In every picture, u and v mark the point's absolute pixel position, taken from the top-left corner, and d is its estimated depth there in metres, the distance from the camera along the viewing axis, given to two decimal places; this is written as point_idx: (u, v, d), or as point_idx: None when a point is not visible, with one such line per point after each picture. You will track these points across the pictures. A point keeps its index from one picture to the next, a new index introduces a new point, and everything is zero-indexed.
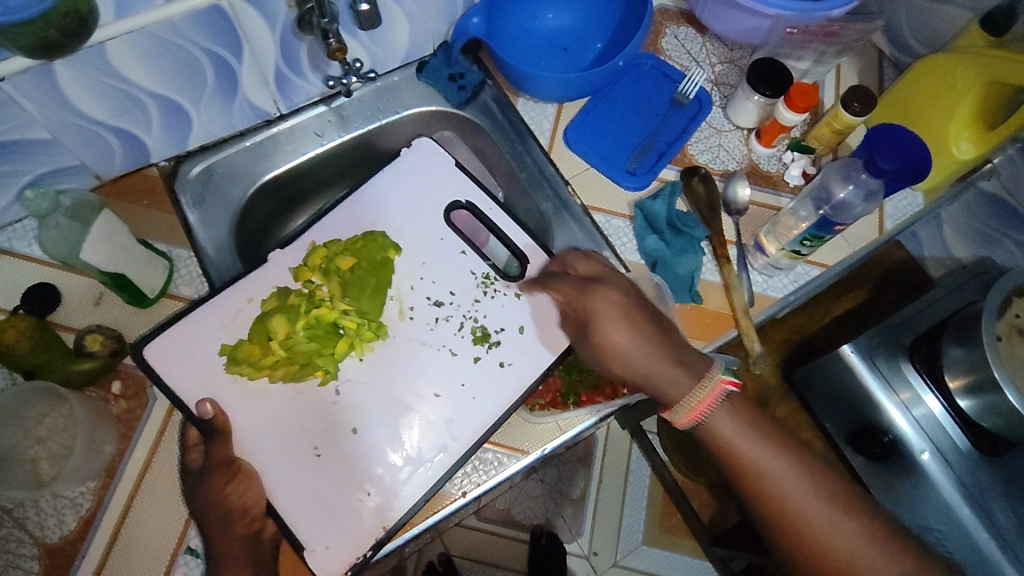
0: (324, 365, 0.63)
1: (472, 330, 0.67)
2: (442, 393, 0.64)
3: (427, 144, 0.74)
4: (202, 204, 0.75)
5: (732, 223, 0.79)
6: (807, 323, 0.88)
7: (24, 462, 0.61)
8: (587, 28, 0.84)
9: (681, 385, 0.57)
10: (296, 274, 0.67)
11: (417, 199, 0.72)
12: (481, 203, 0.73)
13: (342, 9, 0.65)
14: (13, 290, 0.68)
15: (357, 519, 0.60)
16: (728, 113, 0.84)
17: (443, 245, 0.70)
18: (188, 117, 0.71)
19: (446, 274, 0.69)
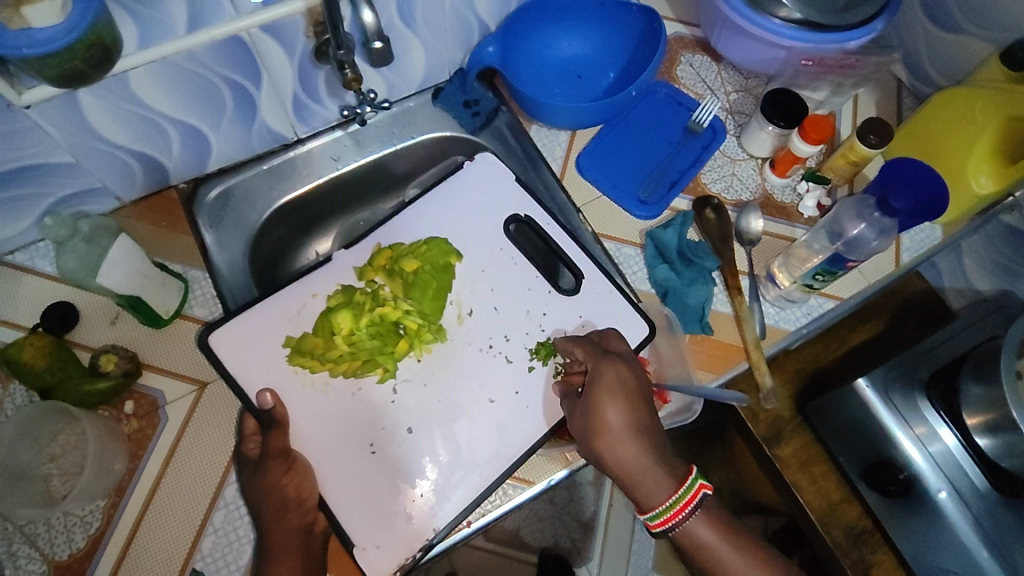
0: (384, 363, 0.65)
1: (528, 341, 0.68)
2: (496, 400, 0.66)
3: (489, 159, 0.75)
4: (218, 226, 0.77)
5: (744, 253, 0.78)
6: (821, 354, 0.82)
7: (36, 479, 0.62)
8: (601, 56, 0.85)
9: (659, 490, 0.57)
10: (361, 274, 0.69)
11: (474, 208, 0.73)
12: (539, 218, 0.73)
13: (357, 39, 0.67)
14: (33, 308, 0.70)
15: (407, 521, 0.62)
16: (742, 142, 0.84)
17: (501, 255, 0.71)
18: (207, 141, 0.73)
19: (506, 284, 0.70)
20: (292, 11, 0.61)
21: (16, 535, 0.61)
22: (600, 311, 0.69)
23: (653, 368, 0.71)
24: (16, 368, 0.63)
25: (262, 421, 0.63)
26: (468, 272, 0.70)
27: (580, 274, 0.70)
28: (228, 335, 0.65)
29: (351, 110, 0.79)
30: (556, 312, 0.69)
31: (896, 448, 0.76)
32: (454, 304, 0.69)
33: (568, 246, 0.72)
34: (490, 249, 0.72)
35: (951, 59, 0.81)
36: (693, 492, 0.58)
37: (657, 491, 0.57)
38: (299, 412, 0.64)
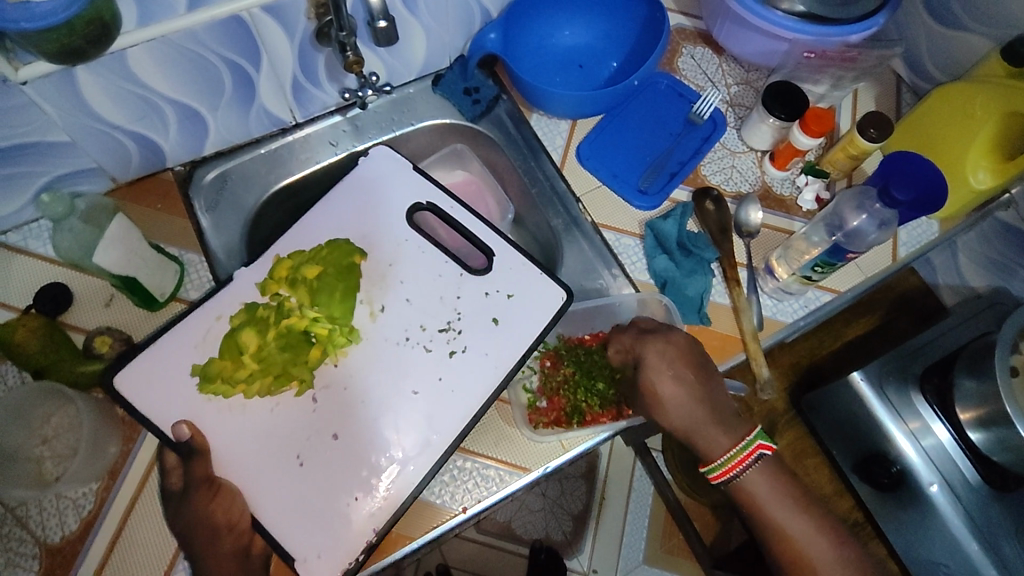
0: (299, 374, 0.62)
1: (446, 328, 0.64)
2: (420, 390, 0.62)
3: (384, 152, 0.71)
4: (215, 209, 0.76)
5: (743, 245, 0.78)
6: (817, 348, 0.87)
7: (28, 461, 0.61)
8: (603, 46, 0.85)
9: (719, 441, 0.63)
10: (262, 289, 0.65)
11: (379, 205, 0.69)
12: (444, 203, 0.70)
13: (360, 21, 0.67)
14: (27, 288, 0.69)
15: (346, 523, 0.59)
16: (743, 134, 0.84)
17: (407, 246, 0.67)
18: (203, 122, 0.72)
19: (416, 274, 0.66)
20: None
21: (8, 517, 0.61)
22: (522, 283, 0.66)
23: None
24: (9, 350, 0.62)
25: (181, 453, 0.60)
26: (392, 270, 0.66)
27: (490, 253, 0.67)
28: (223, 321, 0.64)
29: (351, 93, 0.78)
30: (472, 298, 0.66)
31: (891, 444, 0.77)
32: (363, 302, 0.64)
33: (480, 230, 0.69)
34: (395, 241, 0.67)
35: (949, 54, 0.82)
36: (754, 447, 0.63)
37: (719, 442, 0.63)
38: (225, 428, 0.61)
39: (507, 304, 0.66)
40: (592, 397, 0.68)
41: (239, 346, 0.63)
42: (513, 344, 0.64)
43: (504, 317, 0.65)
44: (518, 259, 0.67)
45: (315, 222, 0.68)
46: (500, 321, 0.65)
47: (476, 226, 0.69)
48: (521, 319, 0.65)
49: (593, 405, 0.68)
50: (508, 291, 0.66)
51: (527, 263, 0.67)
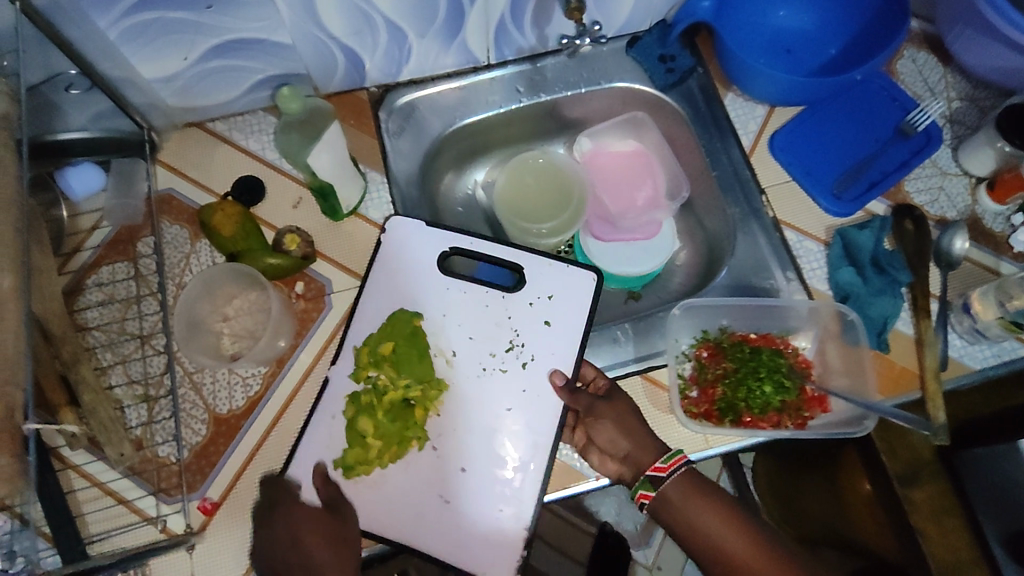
0: (417, 434, 0.62)
1: (517, 343, 0.64)
2: (512, 405, 0.62)
3: (399, 220, 0.68)
4: (402, 134, 0.77)
5: (940, 275, 0.71)
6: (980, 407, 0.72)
7: (210, 333, 0.65)
8: (820, 33, 0.78)
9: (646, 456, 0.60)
10: (354, 378, 0.63)
11: (412, 271, 0.67)
12: (462, 241, 0.68)
13: None
14: (227, 176, 0.72)
15: (498, 533, 0.59)
16: (959, 155, 0.76)
17: (452, 292, 0.66)
18: (409, 47, 0.73)
19: (469, 311, 0.66)
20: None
21: (185, 381, 0.64)
22: (554, 280, 0.66)
23: (817, 373, 0.69)
24: (207, 230, 0.67)
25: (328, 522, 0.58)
26: (453, 321, 0.66)
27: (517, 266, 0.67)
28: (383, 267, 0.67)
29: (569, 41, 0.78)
30: (526, 320, 0.65)
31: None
32: (438, 354, 0.65)
33: (500, 250, 0.67)
34: (439, 290, 0.67)
35: None
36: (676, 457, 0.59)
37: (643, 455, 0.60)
38: (374, 481, 0.61)
39: (553, 300, 0.65)
40: (752, 399, 0.66)
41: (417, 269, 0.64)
42: (574, 328, 0.64)
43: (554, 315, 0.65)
44: (545, 259, 0.66)
45: (382, 278, 0.67)
46: (551, 320, 0.65)
47: (496, 250, 0.67)
48: (564, 312, 0.65)
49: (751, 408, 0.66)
50: (549, 291, 0.66)
51: (550, 262, 0.66)
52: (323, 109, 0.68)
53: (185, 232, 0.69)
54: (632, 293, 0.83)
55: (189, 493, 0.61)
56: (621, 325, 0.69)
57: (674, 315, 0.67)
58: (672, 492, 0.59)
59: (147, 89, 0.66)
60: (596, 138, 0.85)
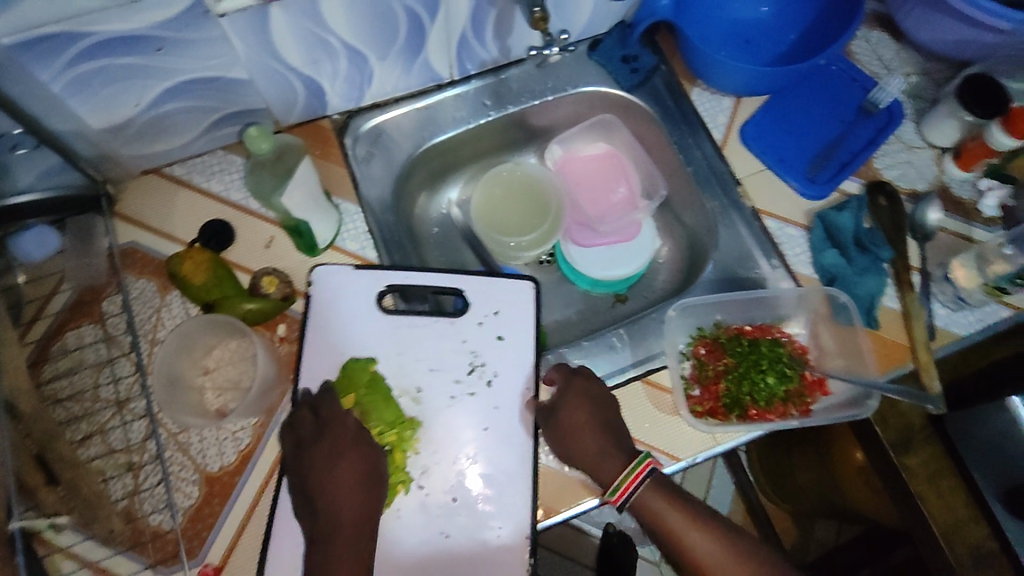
0: (400, 478, 0.58)
1: (477, 365, 0.62)
2: (487, 427, 0.61)
3: (323, 272, 0.64)
4: (370, 160, 0.75)
5: (918, 247, 0.72)
6: (959, 365, 0.73)
7: (191, 390, 0.62)
8: (775, 22, 0.79)
9: (610, 468, 0.58)
10: None
11: (353, 319, 0.63)
12: (396, 278, 0.65)
13: None
14: (193, 222, 0.69)
15: (502, 559, 0.57)
16: (922, 128, 0.77)
17: (400, 329, 0.63)
18: (370, 70, 0.71)
19: (422, 343, 0.63)
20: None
21: (170, 443, 0.61)
22: (495, 295, 0.65)
23: (814, 358, 0.70)
24: (178, 281, 0.63)
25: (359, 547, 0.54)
26: (410, 357, 0.62)
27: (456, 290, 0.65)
28: (328, 313, 0.63)
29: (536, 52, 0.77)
30: (479, 339, 0.63)
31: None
32: (402, 393, 0.61)
33: (437, 278, 0.65)
34: (386, 331, 0.63)
35: None
36: (646, 464, 0.58)
37: (607, 467, 0.58)
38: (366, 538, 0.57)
39: (501, 317, 0.64)
40: (756, 392, 0.66)
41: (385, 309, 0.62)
42: (527, 337, 0.64)
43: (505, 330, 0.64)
44: (482, 276, 0.65)
45: (324, 326, 0.63)
46: (502, 336, 0.64)
47: (428, 277, 0.65)
48: (513, 324, 0.64)
49: (757, 402, 0.66)
50: (494, 306, 0.64)
51: (485, 276, 0.65)
52: (292, 143, 0.65)
53: (153, 285, 0.66)
54: (618, 296, 0.83)
55: (188, 561, 0.58)
56: (615, 331, 0.69)
57: (672, 317, 0.67)
58: (641, 503, 0.58)
59: (98, 140, 0.63)
60: (567, 145, 0.85)
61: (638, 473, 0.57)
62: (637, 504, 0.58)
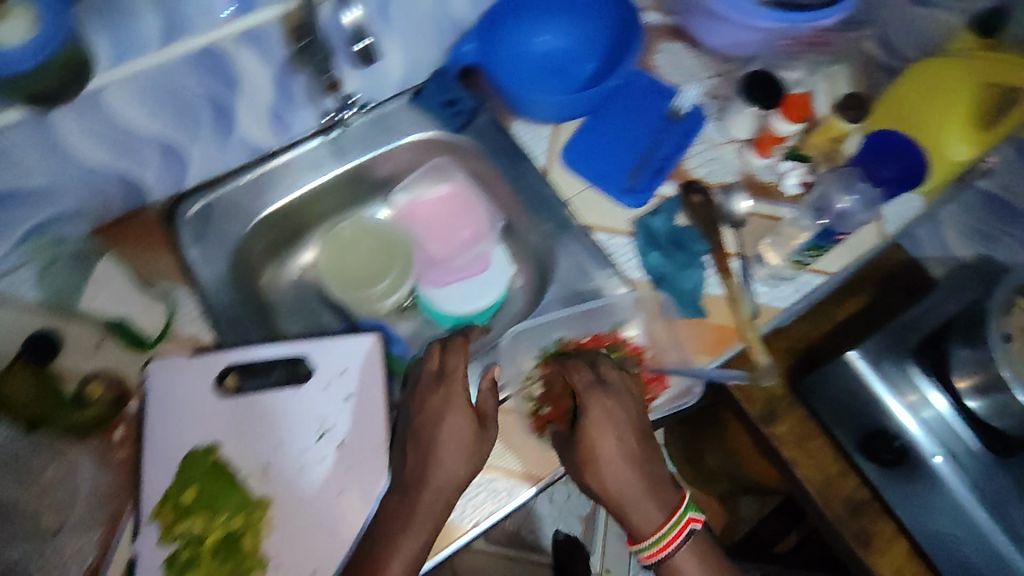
0: (253, 561, 0.58)
1: (327, 430, 0.63)
2: (341, 490, 0.61)
3: (159, 366, 0.64)
4: (203, 240, 0.74)
5: (732, 235, 0.78)
6: (807, 333, 0.97)
7: (23, 515, 0.60)
8: (579, 48, 0.84)
9: (651, 517, 0.62)
10: (165, 541, 0.58)
11: (193, 407, 0.63)
12: (237, 356, 0.66)
13: (346, 43, 0.71)
14: (6, 337, 0.63)
15: None
16: (724, 125, 0.84)
17: (243, 407, 0.63)
18: (184, 155, 0.71)
19: (268, 417, 0.63)
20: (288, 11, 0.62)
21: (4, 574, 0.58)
22: (340, 356, 0.66)
23: (651, 355, 0.73)
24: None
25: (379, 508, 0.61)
26: (255, 434, 0.63)
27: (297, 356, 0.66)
28: (171, 405, 0.63)
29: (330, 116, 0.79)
30: (324, 404, 0.64)
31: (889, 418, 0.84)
32: (248, 474, 0.61)
33: (276, 349, 0.67)
34: (228, 413, 0.63)
35: (925, 31, 0.83)
36: (683, 524, 0.63)
37: (647, 509, 0.62)
38: None
39: (348, 376, 0.65)
40: None
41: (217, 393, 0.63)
42: (377, 392, 0.65)
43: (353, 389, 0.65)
44: (323, 339, 0.67)
45: (163, 420, 0.62)
46: (351, 395, 0.64)
47: (270, 349, 0.66)
48: (361, 381, 0.65)
49: None
50: (339, 367, 0.66)
51: (328, 339, 0.66)
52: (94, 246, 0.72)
53: None
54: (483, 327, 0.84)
55: None
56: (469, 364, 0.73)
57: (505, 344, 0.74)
58: (678, 561, 0.63)
59: None
60: (411, 192, 0.88)
61: (677, 528, 0.62)
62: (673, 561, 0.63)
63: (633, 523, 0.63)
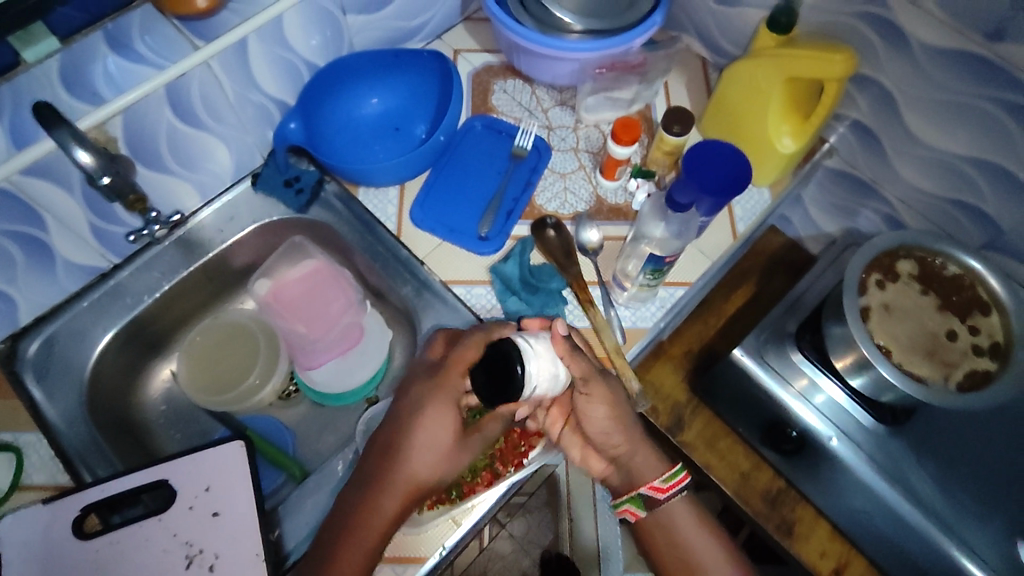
0: None
1: (190, 548, 0.63)
2: None
3: (9, 520, 0.63)
4: (46, 379, 0.73)
5: (590, 263, 0.79)
6: (704, 331, 0.99)
7: None
8: (412, 105, 0.86)
9: (650, 467, 0.68)
10: None
11: (53, 557, 0.62)
12: (90, 495, 0.64)
13: (147, 141, 0.69)
14: None
15: None
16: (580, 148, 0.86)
17: (108, 550, 0.62)
18: (12, 297, 0.71)
19: (133, 552, 0.63)
20: (47, 148, 0.61)
21: None
22: (214, 474, 0.65)
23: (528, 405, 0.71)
24: None
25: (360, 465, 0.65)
26: (125, 574, 0.62)
27: (155, 484, 0.65)
28: (24, 575, 0.61)
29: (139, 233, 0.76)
30: (192, 525, 0.63)
31: (776, 403, 0.84)
32: None
33: (134, 479, 0.65)
34: (85, 561, 0.62)
35: (739, 30, 0.86)
36: (680, 476, 0.68)
37: (647, 472, 0.68)
38: None
39: (222, 471, 0.65)
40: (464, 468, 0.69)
41: (69, 540, 0.62)
42: (239, 498, 0.64)
43: (220, 506, 0.64)
44: (176, 460, 0.66)
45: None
46: (219, 513, 0.64)
47: (126, 481, 0.64)
48: (228, 487, 0.65)
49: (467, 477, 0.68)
50: (206, 484, 0.65)
51: (187, 456, 0.66)
52: None
53: None
54: (370, 399, 0.83)
55: None
56: (340, 456, 0.70)
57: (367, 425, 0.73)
58: (673, 506, 0.68)
59: None
60: (272, 275, 0.83)
61: (677, 477, 0.67)
62: (675, 503, 0.68)
63: (635, 468, 0.68)
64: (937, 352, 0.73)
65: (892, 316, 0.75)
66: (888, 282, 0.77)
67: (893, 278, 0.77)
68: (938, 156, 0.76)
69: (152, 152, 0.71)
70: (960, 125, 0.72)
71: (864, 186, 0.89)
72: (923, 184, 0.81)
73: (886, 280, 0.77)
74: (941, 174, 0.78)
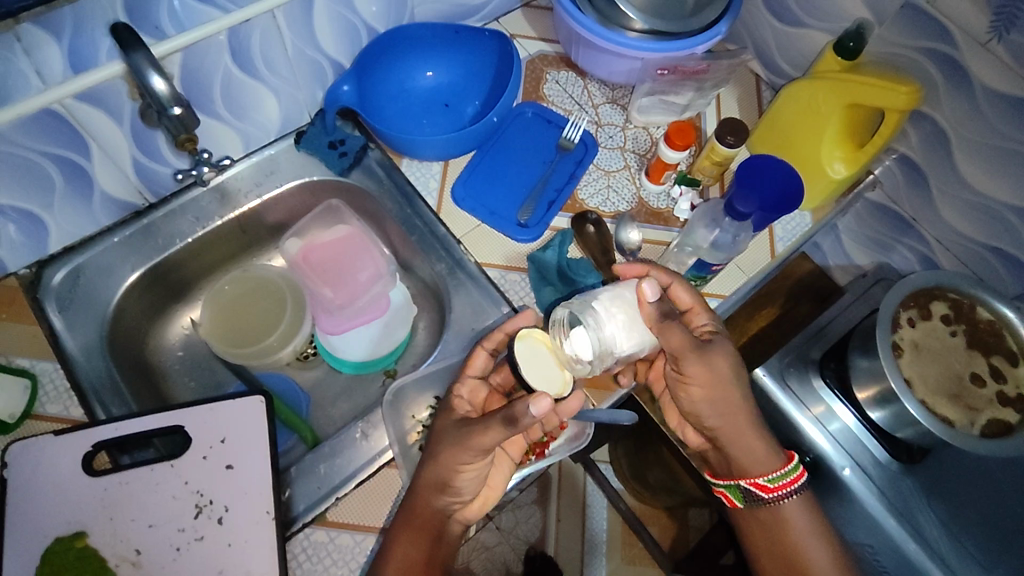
0: None
1: (200, 498, 0.62)
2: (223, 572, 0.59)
3: (19, 448, 0.62)
4: (67, 309, 0.72)
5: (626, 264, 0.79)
6: None
7: None
8: (466, 83, 0.86)
9: (761, 459, 0.65)
10: None
11: (58, 489, 0.61)
12: (102, 432, 0.63)
13: (200, 82, 0.68)
14: None
15: None
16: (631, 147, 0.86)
17: (115, 490, 0.61)
18: (45, 223, 0.70)
19: (141, 494, 0.62)
20: (108, 74, 0.60)
21: None
22: (231, 425, 0.65)
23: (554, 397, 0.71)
24: None
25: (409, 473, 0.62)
26: (132, 515, 0.61)
27: (171, 429, 0.64)
28: (25, 504, 0.60)
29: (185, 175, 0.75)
30: (203, 474, 0.63)
31: (792, 427, 0.83)
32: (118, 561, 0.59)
33: (149, 422, 0.64)
34: (93, 497, 0.61)
35: (799, 52, 0.86)
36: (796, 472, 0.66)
37: (756, 465, 0.66)
38: None
39: (239, 424, 0.65)
40: None
41: (78, 474, 0.61)
42: (253, 453, 0.64)
43: (233, 459, 0.63)
44: (194, 407, 0.65)
45: (13, 510, 0.60)
46: (232, 466, 0.63)
47: (141, 423, 0.64)
48: (244, 442, 0.64)
49: None
50: (222, 435, 0.64)
51: (205, 405, 0.65)
52: None
53: None
54: (388, 371, 0.82)
55: None
56: (357, 423, 0.70)
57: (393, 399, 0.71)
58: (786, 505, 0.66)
59: None
60: (303, 235, 0.82)
61: (791, 475, 0.65)
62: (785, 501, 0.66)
63: (736, 455, 0.66)
64: (960, 396, 0.74)
65: (919, 355, 0.76)
66: (918, 321, 0.77)
67: (925, 317, 0.77)
68: (984, 201, 0.77)
69: (205, 93, 0.69)
70: (1010, 171, 0.72)
71: (903, 223, 0.89)
72: (963, 228, 0.81)
73: (917, 318, 0.77)
74: (983, 220, 0.78)
